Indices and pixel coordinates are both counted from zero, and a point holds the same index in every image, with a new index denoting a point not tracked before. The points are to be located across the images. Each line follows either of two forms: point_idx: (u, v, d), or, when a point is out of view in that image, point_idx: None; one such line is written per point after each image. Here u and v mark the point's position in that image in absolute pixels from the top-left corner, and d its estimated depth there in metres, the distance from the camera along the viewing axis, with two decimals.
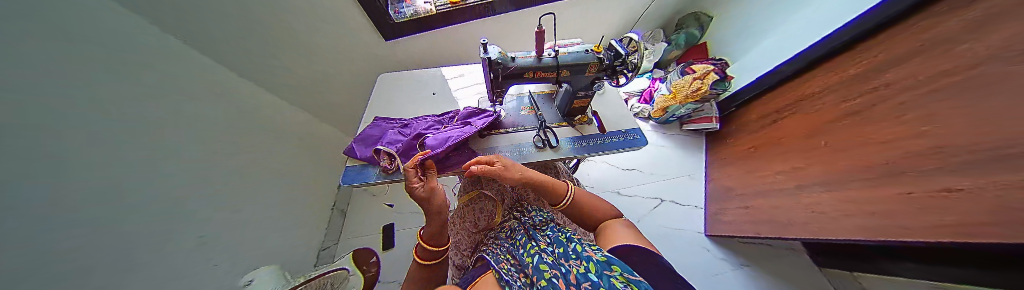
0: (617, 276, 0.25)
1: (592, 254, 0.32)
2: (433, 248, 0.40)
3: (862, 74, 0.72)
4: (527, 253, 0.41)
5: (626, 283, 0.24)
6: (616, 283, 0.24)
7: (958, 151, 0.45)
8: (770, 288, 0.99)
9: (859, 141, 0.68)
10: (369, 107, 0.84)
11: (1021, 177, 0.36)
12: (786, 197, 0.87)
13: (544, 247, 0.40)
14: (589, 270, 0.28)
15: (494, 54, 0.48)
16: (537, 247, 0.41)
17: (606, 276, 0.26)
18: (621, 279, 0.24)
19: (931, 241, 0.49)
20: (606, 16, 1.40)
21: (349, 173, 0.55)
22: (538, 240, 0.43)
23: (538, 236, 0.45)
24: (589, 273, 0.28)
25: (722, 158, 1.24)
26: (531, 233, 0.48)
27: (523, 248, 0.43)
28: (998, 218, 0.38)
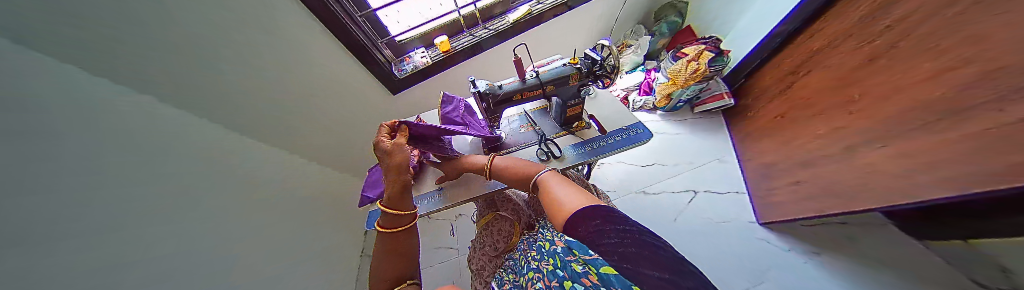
0: (579, 260, 0.26)
1: (568, 251, 0.30)
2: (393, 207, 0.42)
3: (871, 14, 0.67)
4: (522, 265, 0.39)
5: (587, 266, 0.24)
6: (579, 268, 0.25)
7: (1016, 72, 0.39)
8: (848, 276, 0.83)
9: (898, 84, 0.60)
10: None
11: None
12: (839, 162, 0.75)
13: (529, 252, 0.40)
14: (559, 267, 0.27)
15: (483, 87, 0.53)
16: (523, 256, 0.41)
17: (571, 265, 0.27)
18: (583, 263, 0.25)
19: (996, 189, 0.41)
20: (586, 26, 1.48)
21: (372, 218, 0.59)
22: (524, 248, 0.44)
23: (524, 244, 0.46)
24: (558, 271, 0.26)
25: (750, 133, 1.14)
26: (520, 243, 0.48)
27: (513, 261, 0.43)
28: None
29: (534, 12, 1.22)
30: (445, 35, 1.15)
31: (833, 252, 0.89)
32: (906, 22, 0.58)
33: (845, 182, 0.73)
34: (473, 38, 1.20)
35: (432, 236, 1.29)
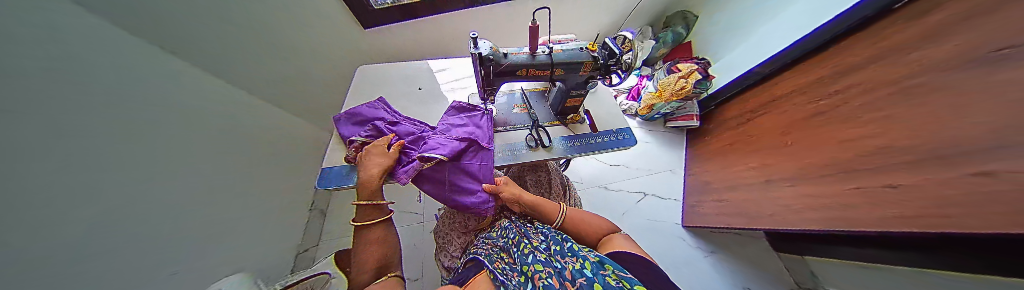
0: (611, 274, 0.28)
1: (586, 254, 0.34)
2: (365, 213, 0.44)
3: (833, 75, 0.76)
4: (520, 251, 0.41)
5: (619, 281, 0.27)
6: (610, 280, 0.27)
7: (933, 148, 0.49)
8: (733, 272, 1.10)
9: (828, 139, 0.74)
10: (347, 102, 0.77)
11: (1002, 172, 0.38)
12: (760, 191, 0.94)
13: (537, 245, 0.41)
14: (583, 266, 0.30)
15: (485, 49, 0.45)
16: (530, 245, 0.41)
17: (601, 274, 0.28)
18: (614, 277, 0.27)
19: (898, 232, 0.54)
20: (598, 10, 1.38)
21: (327, 176, 0.53)
22: (530, 238, 0.44)
23: (529, 234, 0.46)
24: (583, 269, 0.30)
25: (700, 153, 1.32)
26: (522, 230, 0.48)
27: (515, 246, 0.43)
28: (974, 211, 0.42)
29: None
30: None
31: (726, 254, 1.15)
32: (851, 91, 0.69)
33: (758, 208, 0.93)
34: None
35: (394, 196, 1.24)
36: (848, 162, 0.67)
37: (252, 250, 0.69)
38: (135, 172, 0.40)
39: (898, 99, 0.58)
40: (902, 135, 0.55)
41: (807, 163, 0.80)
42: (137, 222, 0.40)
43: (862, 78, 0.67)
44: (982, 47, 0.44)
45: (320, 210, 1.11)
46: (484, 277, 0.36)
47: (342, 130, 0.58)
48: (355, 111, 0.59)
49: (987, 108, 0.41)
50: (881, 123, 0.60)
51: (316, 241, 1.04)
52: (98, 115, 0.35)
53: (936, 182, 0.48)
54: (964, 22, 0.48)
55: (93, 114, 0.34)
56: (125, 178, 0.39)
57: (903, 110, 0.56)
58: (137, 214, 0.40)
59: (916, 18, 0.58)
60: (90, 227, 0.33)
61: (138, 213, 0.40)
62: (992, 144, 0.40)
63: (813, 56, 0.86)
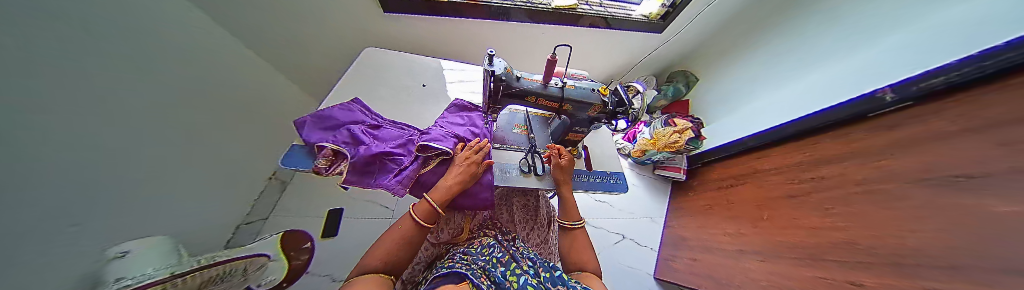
0: None
1: (576, 285, 0.35)
2: (424, 223, 0.43)
3: (809, 163, 0.82)
4: (507, 272, 0.39)
5: None
6: None
7: (903, 256, 0.51)
8: None
9: (799, 221, 0.78)
10: (341, 81, 0.72)
11: None
12: (731, 258, 0.96)
13: (526, 269, 0.40)
14: None
15: (498, 68, 0.44)
16: (520, 269, 0.40)
17: None
18: None
19: None
20: (611, 53, 1.48)
21: (295, 160, 0.48)
22: (519, 262, 0.43)
23: (518, 258, 0.45)
24: None
25: (680, 207, 1.35)
26: (509, 253, 0.47)
27: (503, 266, 0.41)
28: None
29: (577, 9, 1.15)
30: None
31: None
32: (826, 181, 0.74)
33: (727, 274, 0.95)
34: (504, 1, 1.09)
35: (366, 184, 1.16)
36: (818, 249, 0.70)
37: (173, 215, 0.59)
38: (62, 102, 0.34)
39: (864, 200, 0.62)
40: (870, 236, 0.59)
41: (778, 240, 0.83)
42: (53, 156, 0.33)
43: (833, 171, 0.73)
44: (937, 170, 0.49)
45: (282, 181, 1.01)
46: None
47: (309, 136, 0.49)
48: (327, 114, 0.53)
49: (952, 228, 0.44)
50: (851, 219, 0.64)
51: (266, 215, 0.94)
52: (31, 25, 0.30)
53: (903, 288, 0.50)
54: (920, 143, 0.54)
55: (28, 28, 0.29)
56: (57, 109, 0.33)
57: (869, 212, 0.60)
58: (55, 152, 0.34)
59: (880, 130, 0.64)
60: (19, 151, 0.29)
61: (58, 152, 0.34)
62: (958, 265, 0.42)
63: (800, 140, 0.89)
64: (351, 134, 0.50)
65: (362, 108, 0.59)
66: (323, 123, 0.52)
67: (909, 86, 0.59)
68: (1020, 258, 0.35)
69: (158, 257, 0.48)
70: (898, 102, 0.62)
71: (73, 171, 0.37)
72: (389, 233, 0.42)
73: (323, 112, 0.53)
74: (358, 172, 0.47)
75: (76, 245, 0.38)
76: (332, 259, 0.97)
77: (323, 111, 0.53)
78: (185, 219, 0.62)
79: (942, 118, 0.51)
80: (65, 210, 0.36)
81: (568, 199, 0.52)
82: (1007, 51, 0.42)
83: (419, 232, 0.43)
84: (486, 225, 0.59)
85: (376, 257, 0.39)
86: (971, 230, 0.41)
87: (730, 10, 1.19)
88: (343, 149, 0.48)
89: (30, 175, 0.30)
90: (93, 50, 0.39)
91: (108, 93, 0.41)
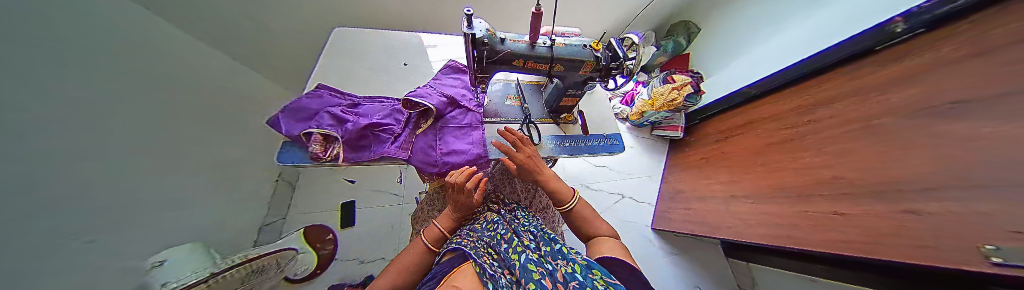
0: (599, 279, 0.29)
1: (575, 257, 0.35)
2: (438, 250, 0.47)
3: (808, 106, 0.81)
4: (510, 248, 0.41)
5: (607, 286, 0.27)
6: (598, 284, 0.27)
7: (891, 185, 0.53)
8: (689, 273, 1.21)
9: (792, 164, 0.81)
10: (317, 68, 0.68)
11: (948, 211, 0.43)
12: (723, 204, 1.03)
13: (528, 244, 0.42)
14: (574, 270, 0.31)
15: (479, 31, 0.41)
16: (522, 245, 0.41)
17: (590, 278, 0.29)
18: (602, 282, 0.28)
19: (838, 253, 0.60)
20: (607, 11, 1.38)
21: (288, 152, 0.48)
22: (521, 237, 0.45)
23: (520, 232, 0.47)
24: (574, 272, 0.31)
25: (677, 164, 1.38)
26: (513, 228, 0.49)
27: (506, 243, 0.43)
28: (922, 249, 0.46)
29: None
30: None
31: (684, 254, 1.27)
32: (822, 123, 0.74)
33: (718, 218, 1.02)
34: None
35: (370, 173, 1.19)
36: (806, 187, 0.73)
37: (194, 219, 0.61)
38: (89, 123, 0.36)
39: (861, 135, 0.63)
40: (863, 170, 0.60)
41: (767, 182, 0.88)
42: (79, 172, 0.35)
43: (831, 112, 0.72)
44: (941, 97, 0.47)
45: (289, 181, 1.03)
46: (468, 268, 0.36)
47: (290, 129, 0.47)
48: (299, 104, 0.50)
49: (943, 156, 0.45)
50: (841, 156, 0.66)
51: (284, 214, 0.97)
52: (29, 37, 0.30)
53: (886, 213, 0.53)
54: (921, 73, 0.53)
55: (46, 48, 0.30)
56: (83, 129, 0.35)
57: (864, 147, 0.61)
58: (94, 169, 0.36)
59: (886, 65, 0.62)
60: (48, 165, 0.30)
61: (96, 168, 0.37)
62: (940, 188, 0.44)
63: (799, 84, 0.88)
64: (334, 114, 0.49)
65: (339, 93, 0.56)
66: (298, 113, 0.49)
67: (920, 14, 0.55)
68: (989, 172, 0.37)
69: (194, 260, 0.51)
70: (908, 32, 0.58)
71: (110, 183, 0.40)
72: (400, 256, 0.45)
73: (296, 103, 0.49)
74: (354, 149, 0.49)
75: (126, 255, 0.41)
76: (352, 243, 1.03)
77: (294, 102, 0.50)
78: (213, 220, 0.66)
79: (950, 44, 0.49)
80: (101, 224, 0.38)
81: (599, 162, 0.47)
82: None
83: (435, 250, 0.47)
84: (489, 198, 0.62)
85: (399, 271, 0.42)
86: (949, 153, 0.44)
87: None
88: (331, 132, 0.47)
89: (64, 193, 0.32)
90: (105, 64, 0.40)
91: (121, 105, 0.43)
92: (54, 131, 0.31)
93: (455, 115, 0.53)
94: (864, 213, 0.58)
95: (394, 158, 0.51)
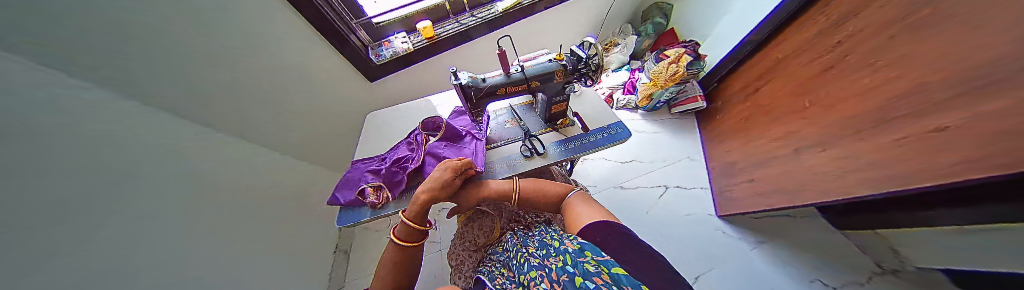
0: (590, 260, 0.28)
1: (568, 245, 0.35)
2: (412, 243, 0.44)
3: (832, 26, 0.73)
4: (517, 263, 0.42)
5: (597, 264, 0.27)
6: (590, 267, 0.27)
7: (974, 79, 0.43)
8: (795, 261, 0.95)
9: (849, 93, 0.69)
10: (358, 147, 0.85)
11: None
12: (791, 162, 0.86)
13: (532, 251, 0.42)
14: (565, 263, 0.31)
15: (463, 79, 0.49)
16: (525, 254, 0.42)
17: (581, 263, 0.29)
18: (593, 262, 0.27)
19: (942, 183, 0.48)
20: (575, 25, 1.51)
21: (348, 213, 0.56)
22: (527, 247, 0.44)
23: (527, 243, 0.46)
24: (566, 265, 0.31)
25: (716, 135, 1.24)
26: (522, 240, 0.48)
27: (515, 258, 0.43)
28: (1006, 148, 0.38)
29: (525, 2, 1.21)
30: (428, 20, 1.12)
31: (776, 241, 1.01)
32: (857, 38, 0.66)
33: (792, 180, 0.85)
34: (459, 25, 1.19)
35: None
36: (880, 112, 0.61)
37: None
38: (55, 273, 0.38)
39: (917, 34, 0.53)
40: (936, 72, 0.49)
41: (831, 122, 0.74)
42: None
43: (858, 26, 0.66)
44: None
45: (344, 250, 1.18)
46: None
47: (346, 194, 0.57)
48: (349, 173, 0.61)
49: (1008, 30, 0.37)
50: (903, 66, 0.55)
51: (342, 282, 1.10)
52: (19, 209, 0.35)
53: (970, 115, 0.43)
54: None
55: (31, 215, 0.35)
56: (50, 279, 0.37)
57: (925, 47, 0.51)
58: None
59: None
60: None
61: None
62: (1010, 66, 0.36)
63: (808, 9, 0.81)
64: (376, 170, 0.60)
65: (374, 157, 0.68)
66: (348, 180, 0.60)
67: None
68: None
69: None
70: None
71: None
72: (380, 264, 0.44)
73: (344, 177, 0.61)
74: (397, 191, 0.57)
75: None
76: None
77: (345, 175, 0.62)
78: None
79: None
80: None
81: (550, 191, 0.50)
82: None
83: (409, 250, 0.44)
84: (513, 221, 0.62)
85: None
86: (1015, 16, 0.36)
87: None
88: (380, 182, 0.57)
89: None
90: (115, 210, 0.48)
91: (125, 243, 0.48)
92: None
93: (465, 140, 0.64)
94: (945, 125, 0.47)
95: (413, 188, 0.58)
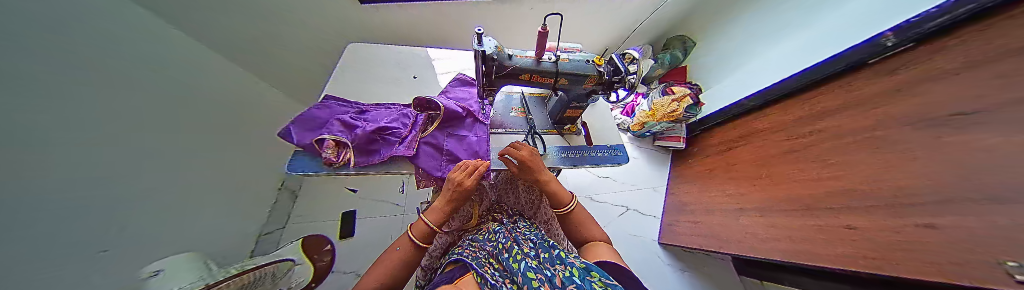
0: (597, 281, 0.30)
1: (574, 261, 0.36)
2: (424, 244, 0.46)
3: (807, 117, 0.82)
4: (509, 257, 0.41)
5: (605, 287, 0.29)
6: (597, 286, 0.29)
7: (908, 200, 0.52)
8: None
9: (791, 177, 0.83)
10: (330, 80, 0.71)
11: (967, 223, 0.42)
12: (731, 216, 1.01)
13: (527, 251, 0.42)
14: (572, 273, 0.32)
15: (489, 48, 0.43)
16: (520, 251, 0.42)
17: (588, 281, 0.30)
18: (600, 284, 0.29)
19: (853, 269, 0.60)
20: (602, 26, 1.44)
21: (299, 161, 0.48)
22: (521, 245, 0.45)
23: (520, 240, 0.47)
24: (573, 276, 0.31)
25: (681, 175, 1.38)
26: (514, 236, 0.49)
27: (506, 251, 0.43)
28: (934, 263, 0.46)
29: None
30: None
31: (694, 272, 1.21)
32: (821, 135, 0.76)
33: (727, 232, 1.01)
34: None
35: (374, 183, 1.20)
36: (813, 200, 0.74)
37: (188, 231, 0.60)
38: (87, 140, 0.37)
39: (865, 145, 0.63)
40: (875, 183, 0.59)
41: (777, 195, 0.87)
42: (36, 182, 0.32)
43: (826, 125, 0.75)
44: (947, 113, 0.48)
45: (290, 190, 1.04)
46: (470, 277, 0.36)
47: (300, 138, 0.47)
48: (308, 114, 0.50)
49: (955, 172, 0.44)
50: (848, 169, 0.66)
51: (282, 223, 0.97)
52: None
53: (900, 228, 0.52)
54: (915, 84, 0.55)
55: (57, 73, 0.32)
56: (55, 142, 0.34)
57: (872, 161, 0.61)
58: (91, 185, 0.37)
59: (882, 76, 0.64)
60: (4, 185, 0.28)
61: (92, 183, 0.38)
62: (957, 201, 0.44)
63: (796, 96, 0.90)
64: (345, 120, 0.50)
65: (347, 103, 0.58)
66: (306, 123, 0.49)
67: (909, 28, 0.58)
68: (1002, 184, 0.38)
69: (188, 271, 0.51)
70: (897, 46, 0.61)
71: (90, 197, 0.39)
72: (385, 257, 0.43)
73: (305, 114, 0.50)
74: (364, 153, 0.49)
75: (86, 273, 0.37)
76: (352, 255, 1.01)
77: (305, 112, 0.50)
78: (198, 233, 0.63)
79: (945, 59, 0.51)
80: (64, 237, 0.36)
81: (570, 192, 0.51)
82: None
83: (419, 248, 0.46)
84: (492, 209, 0.62)
85: (374, 277, 0.40)
86: (963, 164, 0.44)
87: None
88: (342, 137, 0.48)
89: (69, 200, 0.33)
90: (72, 75, 0.37)
91: (108, 123, 0.43)
92: (13, 144, 0.28)
93: (464, 122, 0.57)
94: (875, 226, 0.58)
95: (400, 162, 0.52)
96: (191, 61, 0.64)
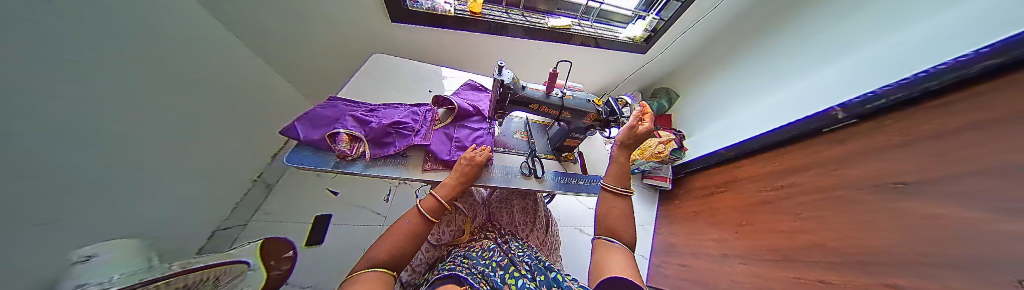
0: None
1: (571, 286, 0.38)
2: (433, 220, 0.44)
3: (778, 172, 0.92)
4: (507, 276, 0.42)
5: None
6: None
7: (882, 263, 0.55)
8: None
9: (770, 228, 0.88)
10: (346, 85, 0.75)
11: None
12: (716, 262, 1.03)
13: (524, 272, 0.44)
14: None
15: (507, 78, 0.48)
16: (518, 271, 0.43)
17: None
18: None
19: None
20: (601, 70, 1.61)
21: (298, 155, 0.47)
22: (518, 265, 0.46)
23: (516, 260, 0.48)
24: None
25: (669, 215, 1.41)
26: (508, 256, 0.49)
27: (503, 270, 0.44)
28: None
29: (570, 29, 1.25)
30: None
31: None
32: (793, 189, 0.83)
33: (714, 279, 1.00)
34: (504, 17, 1.18)
35: (358, 189, 1.15)
36: (790, 252, 0.78)
37: (134, 219, 0.54)
38: (35, 103, 0.34)
39: (839, 206, 0.68)
40: (851, 242, 0.63)
41: (752, 244, 0.91)
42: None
43: (795, 181, 0.84)
44: (917, 183, 0.52)
45: (267, 183, 0.99)
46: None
47: (310, 134, 0.48)
48: (317, 114, 0.51)
49: (936, 241, 0.47)
50: (824, 229, 0.70)
51: (245, 219, 0.89)
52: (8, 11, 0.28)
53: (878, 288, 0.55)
54: (865, 156, 0.65)
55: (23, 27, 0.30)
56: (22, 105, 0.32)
57: (843, 221, 0.66)
58: (19, 153, 0.33)
59: (834, 143, 0.75)
60: None
61: (22, 151, 0.33)
62: (936, 272, 0.46)
63: (766, 152, 1.00)
64: (358, 117, 0.53)
65: (356, 104, 0.59)
66: (315, 120, 0.50)
67: (855, 106, 0.70)
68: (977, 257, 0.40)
69: (128, 263, 0.45)
70: (846, 119, 0.73)
71: (35, 171, 0.36)
72: (391, 231, 0.42)
73: (311, 112, 0.51)
74: (378, 145, 0.52)
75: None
76: (321, 267, 0.92)
77: (309, 112, 0.51)
78: (144, 223, 0.56)
79: (891, 138, 0.60)
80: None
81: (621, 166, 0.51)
82: (947, 73, 0.51)
83: (427, 225, 0.44)
84: (485, 227, 0.62)
85: (384, 249, 0.37)
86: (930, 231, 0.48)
87: (716, 28, 1.30)
88: (356, 132, 0.50)
89: None
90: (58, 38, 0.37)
91: (83, 93, 0.41)
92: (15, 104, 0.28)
93: (472, 119, 0.66)
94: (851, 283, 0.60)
95: (413, 152, 0.57)
96: (189, 45, 0.65)
